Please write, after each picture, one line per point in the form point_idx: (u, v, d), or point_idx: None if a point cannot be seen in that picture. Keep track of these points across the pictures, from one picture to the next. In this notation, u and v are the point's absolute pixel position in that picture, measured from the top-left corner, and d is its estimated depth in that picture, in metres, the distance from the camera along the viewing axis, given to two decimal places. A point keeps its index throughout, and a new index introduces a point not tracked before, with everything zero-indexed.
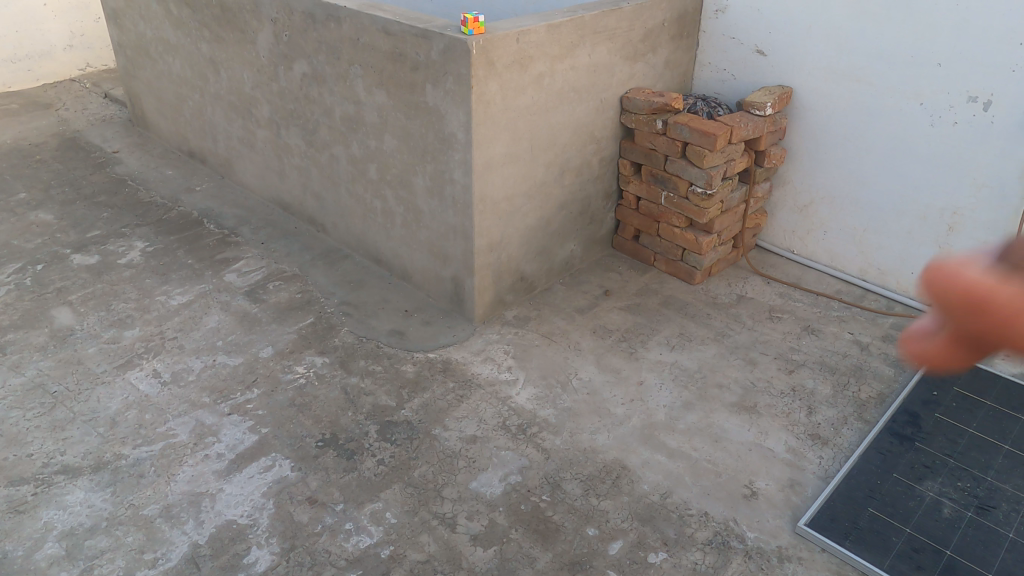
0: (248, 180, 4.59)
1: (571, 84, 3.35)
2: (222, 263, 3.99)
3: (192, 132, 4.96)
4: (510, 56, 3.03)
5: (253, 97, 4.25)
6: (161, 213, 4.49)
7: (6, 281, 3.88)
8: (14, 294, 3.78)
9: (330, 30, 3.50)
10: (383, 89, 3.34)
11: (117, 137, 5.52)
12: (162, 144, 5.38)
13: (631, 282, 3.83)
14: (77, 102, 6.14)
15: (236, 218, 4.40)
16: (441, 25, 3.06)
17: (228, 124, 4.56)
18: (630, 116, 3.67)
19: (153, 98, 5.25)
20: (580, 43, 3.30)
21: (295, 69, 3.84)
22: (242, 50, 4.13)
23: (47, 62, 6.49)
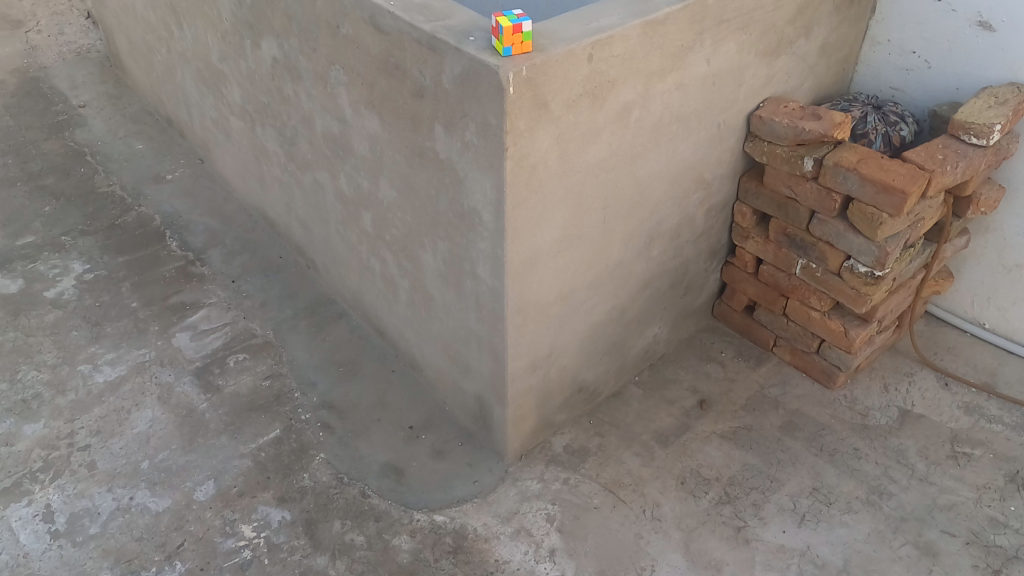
0: (229, 174, 3.32)
1: (676, 111, 1.96)
2: (177, 311, 2.84)
3: (166, 95, 3.58)
4: (576, 86, 1.67)
5: (219, 71, 2.87)
6: (116, 214, 3.24)
7: None
8: None
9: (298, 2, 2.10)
10: (374, 112, 2.02)
11: (87, 80, 4.07)
12: (133, 100, 3.93)
13: (740, 381, 2.55)
14: (50, 20, 4.59)
15: (206, 232, 3.19)
16: (463, 22, 1.69)
17: (199, 97, 3.20)
18: (761, 144, 2.22)
19: (122, 35, 3.81)
20: (696, 44, 1.87)
21: (260, 48, 2.45)
22: (201, 4, 2.73)
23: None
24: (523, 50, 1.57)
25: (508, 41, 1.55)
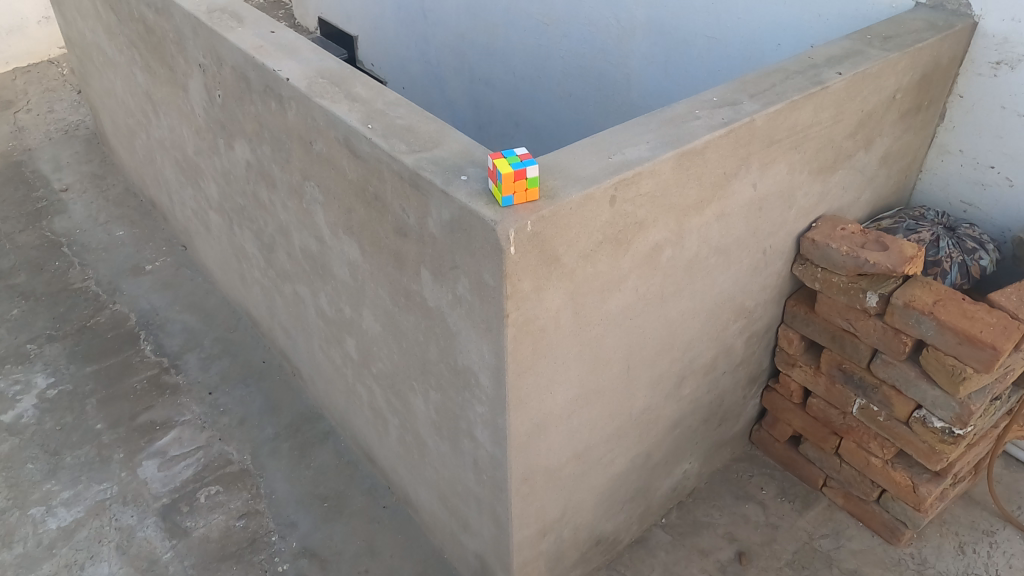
0: (210, 264, 2.97)
1: (714, 242, 1.66)
2: (144, 432, 2.52)
3: (148, 178, 3.29)
4: (595, 233, 1.36)
5: (196, 165, 2.58)
6: (87, 313, 2.97)
7: None
8: None
9: (271, 112, 1.79)
10: (354, 237, 1.70)
11: (74, 159, 3.81)
12: (119, 179, 3.65)
13: (785, 525, 2.20)
14: (42, 100, 4.27)
15: (184, 333, 2.86)
16: (455, 155, 1.38)
17: (179, 186, 2.90)
18: (812, 270, 1.95)
19: (106, 113, 3.52)
20: (740, 170, 1.59)
21: (235, 151, 2.15)
22: (174, 95, 2.44)
23: (13, 39, 4.53)
24: (528, 198, 1.26)
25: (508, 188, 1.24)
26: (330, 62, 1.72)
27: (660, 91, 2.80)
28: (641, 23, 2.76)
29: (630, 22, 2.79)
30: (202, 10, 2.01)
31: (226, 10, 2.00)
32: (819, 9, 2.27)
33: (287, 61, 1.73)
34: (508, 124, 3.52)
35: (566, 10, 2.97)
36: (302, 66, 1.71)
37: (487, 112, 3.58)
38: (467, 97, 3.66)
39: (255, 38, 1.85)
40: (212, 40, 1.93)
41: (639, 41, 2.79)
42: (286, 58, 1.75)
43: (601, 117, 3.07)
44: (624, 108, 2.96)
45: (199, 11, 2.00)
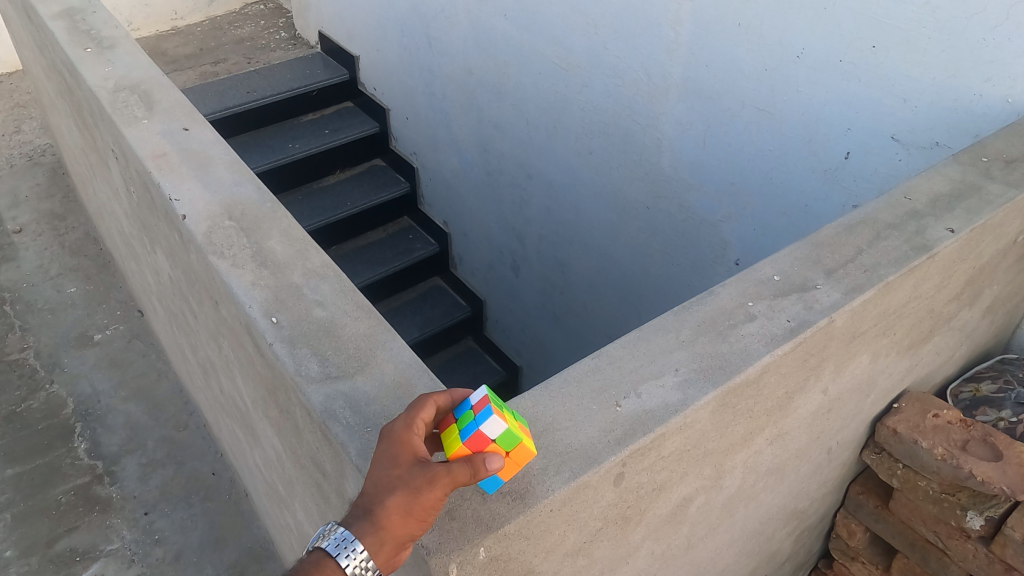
0: (164, 346, 2.55)
1: (765, 467, 1.19)
2: (61, 564, 2.09)
3: (104, 232, 2.87)
4: (591, 523, 0.90)
5: (134, 247, 2.15)
6: (19, 396, 2.54)
7: None
8: None
9: (178, 246, 1.36)
10: (272, 429, 1.27)
11: (34, 194, 3.30)
12: (80, 219, 3.18)
13: None
14: (10, 118, 3.67)
15: (126, 429, 2.44)
16: (386, 389, 0.93)
17: (126, 256, 2.47)
18: (890, 463, 1.44)
19: (65, 149, 3.10)
20: (808, 381, 1.11)
21: (160, 261, 1.73)
22: (103, 169, 2.01)
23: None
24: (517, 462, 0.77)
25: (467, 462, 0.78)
26: (246, 191, 1.27)
27: (696, 164, 2.29)
28: (676, 82, 2.21)
29: (663, 80, 2.25)
30: (108, 87, 1.57)
31: (139, 90, 1.56)
32: (906, 93, 1.72)
33: (190, 184, 1.29)
34: (519, 175, 3.02)
35: (587, 56, 2.43)
36: (208, 194, 1.27)
37: (497, 158, 3.09)
38: (475, 138, 3.16)
39: (160, 140, 1.41)
40: (117, 135, 1.50)
41: (673, 103, 2.26)
42: (190, 178, 1.31)
43: (625, 183, 2.55)
44: (652, 178, 2.45)
45: (103, 90, 1.57)
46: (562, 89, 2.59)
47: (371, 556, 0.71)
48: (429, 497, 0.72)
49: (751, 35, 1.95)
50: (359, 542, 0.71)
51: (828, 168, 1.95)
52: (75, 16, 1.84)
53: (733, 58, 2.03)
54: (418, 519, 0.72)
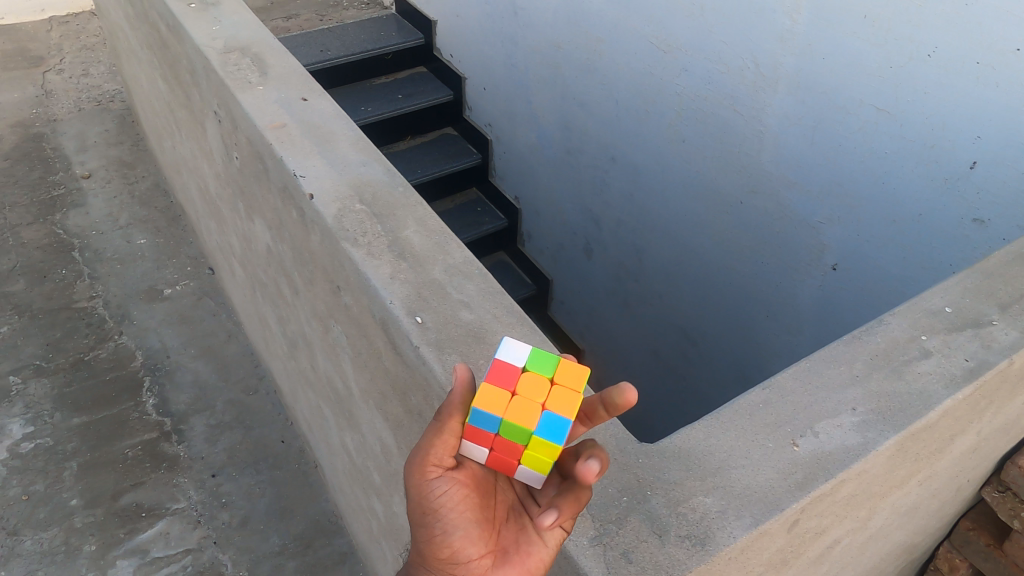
0: (235, 307, 2.54)
1: (904, 507, 1.12)
2: (126, 520, 2.08)
3: (176, 185, 2.83)
4: (757, 568, 0.83)
5: (218, 207, 2.11)
6: (86, 344, 2.51)
7: None
8: None
9: (294, 222, 1.31)
10: (384, 422, 1.23)
11: (103, 138, 3.23)
12: (150, 169, 3.14)
13: None
14: (77, 60, 3.60)
15: (195, 388, 2.43)
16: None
17: (203, 214, 2.44)
18: (1014, 503, 1.37)
19: (138, 97, 3.04)
20: (968, 424, 1.03)
21: (257, 230, 1.69)
22: (194, 127, 1.96)
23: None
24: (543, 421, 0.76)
25: (492, 427, 0.76)
26: (374, 172, 1.21)
27: (798, 162, 2.15)
28: (786, 73, 2.05)
29: (771, 70, 2.09)
30: (216, 47, 1.49)
31: (250, 51, 1.49)
32: None
33: (314, 160, 1.23)
34: (602, 157, 2.94)
35: (689, 40, 2.30)
36: (334, 173, 1.21)
37: (579, 137, 2.99)
38: (556, 114, 3.07)
39: (278, 109, 1.35)
40: (226, 97, 1.43)
41: (780, 96, 2.10)
42: (314, 153, 1.24)
43: (717, 175, 2.44)
44: (748, 171, 2.32)
45: (212, 50, 1.49)
46: (659, 72, 2.46)
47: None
48: (430, 501, 0.74)
49: (877, 28, 1.78)
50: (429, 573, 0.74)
51: (948, 177, 1.79)
52: None
53: (852, 52, 1.86)
54: (440, 534, 0.74)
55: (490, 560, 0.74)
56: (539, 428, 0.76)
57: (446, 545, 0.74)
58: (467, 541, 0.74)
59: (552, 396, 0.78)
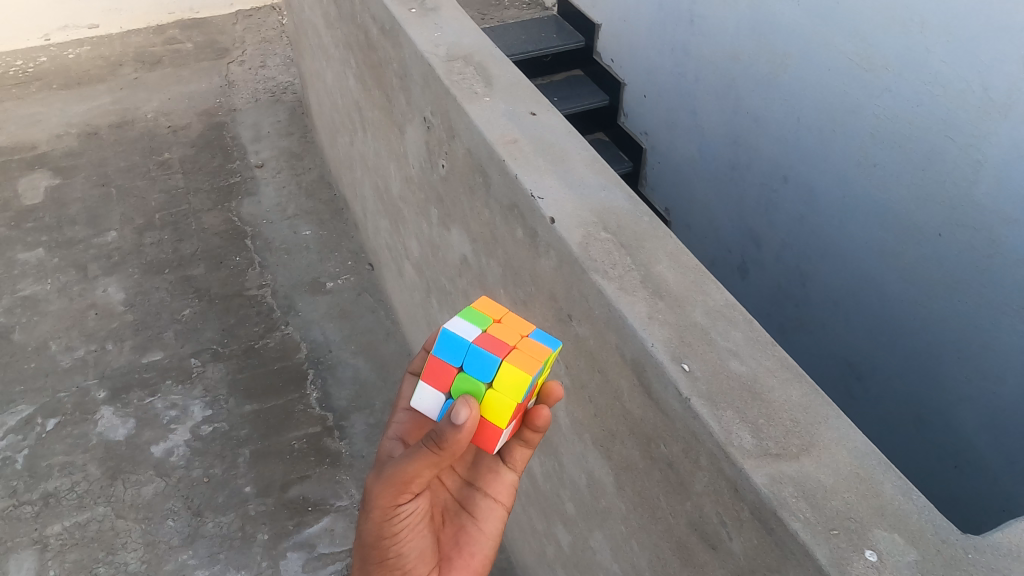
0: (399, 307, 2.56)
1: None
2: (291, 512, 2.18)
3: (343, 180, 2.87)
4: None
5: (399, 210, 2.11)
6: (255, 333, 2.60)
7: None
8: None
9: (517, 243, 1.29)
10: (607, 460, 1.21)
11: (276, 129, 3.33)
12: (316, 161, 3.20)
13: None
14: (257, 52, 3.75)
15: (356, 385, 2.47)
16: (845, 480, 0.85)
17: (376, 214, 2.46)
18: None
19: (313, 92, 3.11)
20: None
21: (454, 240, 1.68)
22: (388, 131, 1.96)
23: None
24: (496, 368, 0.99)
25: (453, 360, 0.99)
26: (616, 200, 1.19)
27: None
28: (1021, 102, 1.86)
29: (1003, 96, 1.89)
30: (440, 54, 1.48)
31: (473, 60, 1.47)
32: None
33: (552, 180, 1.20)
34: (773, 177, 2.75)
35: (899, 58, 2.12)
36: (573, 197, 1.18)
37: (749, 153, 2.83)
38: (725, 127, 2.91)
39: (506, 122, 1.31)
40: (450, 107, 1.41)
41: (1008, 127, 1.91)
42: (550, 173, 1.22)
43: (913, 207, 2.22)
44: (954, 204, 2.10)
45: (435, 57, 1.48)
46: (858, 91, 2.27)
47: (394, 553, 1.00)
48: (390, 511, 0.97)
49: None
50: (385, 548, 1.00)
51: None
52: None
53: None
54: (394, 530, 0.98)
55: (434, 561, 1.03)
56: (489, 366, 0.97)
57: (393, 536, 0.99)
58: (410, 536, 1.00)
59: (507, 351, 0.98)
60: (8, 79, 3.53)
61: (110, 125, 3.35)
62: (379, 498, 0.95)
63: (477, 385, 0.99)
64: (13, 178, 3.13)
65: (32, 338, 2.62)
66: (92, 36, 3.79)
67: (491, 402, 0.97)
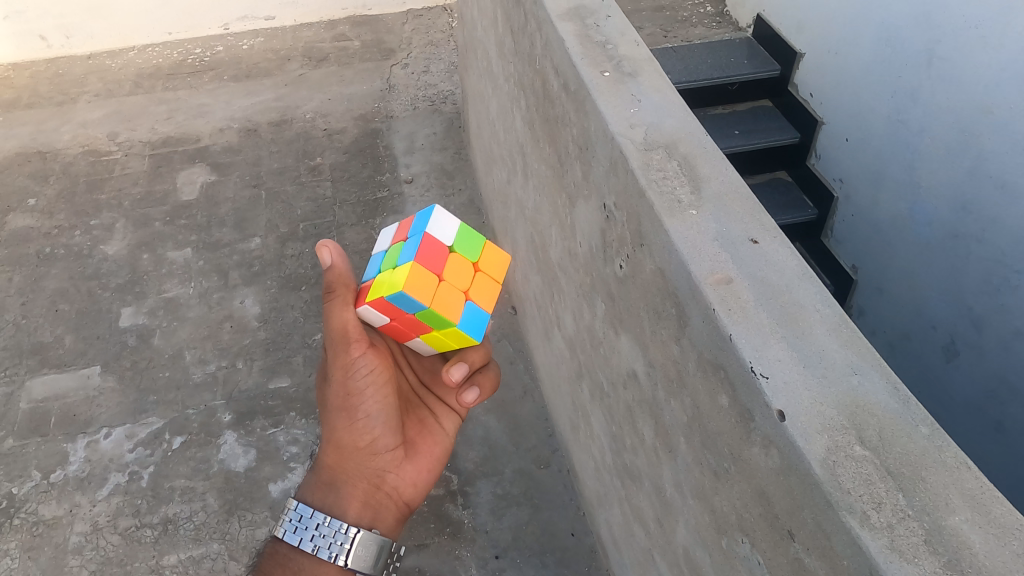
0: (540, 365, 2.28)
1: None
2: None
3: (494, 211, 2.62)
4: None
5: (556, 275, 1.83)
6: None
7: (127, 456, 2.32)
8: (114, 507, 2.22)
9: (719, 409, 1.00)
10: None
11: (431, 142, 3.15)
12: (467, 182, 2.98)
13: None
14: (422, 56, 3.65)
15: (484, 446, 2.22)
16: None
17: (527, 262, 2.19)
18: None
19: (472, 107, 2.87)
20: None
21: (624, 347, 1.40)
22: (556, 190, 1.69)
23: None
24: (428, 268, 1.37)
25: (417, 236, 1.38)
26: (874, 390, 0.87)
27: None
28: None
29: None
30: (636, 139, 1.25)
31: (677, 152, 1.21)
32: None
33: (781, 351, 0.90)
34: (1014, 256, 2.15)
35: None
36: (809, 377, 0.88)
37: (982, 222, 2.23)
38: (952, 187, 2.31)
39: (718, 249, 1.03)
40: (645, 213, 1.15)
41: None
42: (776, 336, 0.92)
43: None
44: None
45: (630, 142, 1.24)
46: None
47: (344, 428, 1.45)
48: (350, 381, 1.42)
49: None
50: (350, 426, 1.45)
51: None
52: (585, 19, 1.58)
53: None
54: (353, 408, 1.43)
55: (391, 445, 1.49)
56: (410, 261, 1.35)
57: (362, 420, 1.45)
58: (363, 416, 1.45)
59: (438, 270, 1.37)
60: (186, 66, 3.76)
61: (270, 122, 3.32)
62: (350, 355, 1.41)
63: (396, 261, 1.39)
64: (175, 171, 3.16)
65: (169, 344, 2.56)
66: (268, 28, 3.96)
67: (382, 286, 1.36)
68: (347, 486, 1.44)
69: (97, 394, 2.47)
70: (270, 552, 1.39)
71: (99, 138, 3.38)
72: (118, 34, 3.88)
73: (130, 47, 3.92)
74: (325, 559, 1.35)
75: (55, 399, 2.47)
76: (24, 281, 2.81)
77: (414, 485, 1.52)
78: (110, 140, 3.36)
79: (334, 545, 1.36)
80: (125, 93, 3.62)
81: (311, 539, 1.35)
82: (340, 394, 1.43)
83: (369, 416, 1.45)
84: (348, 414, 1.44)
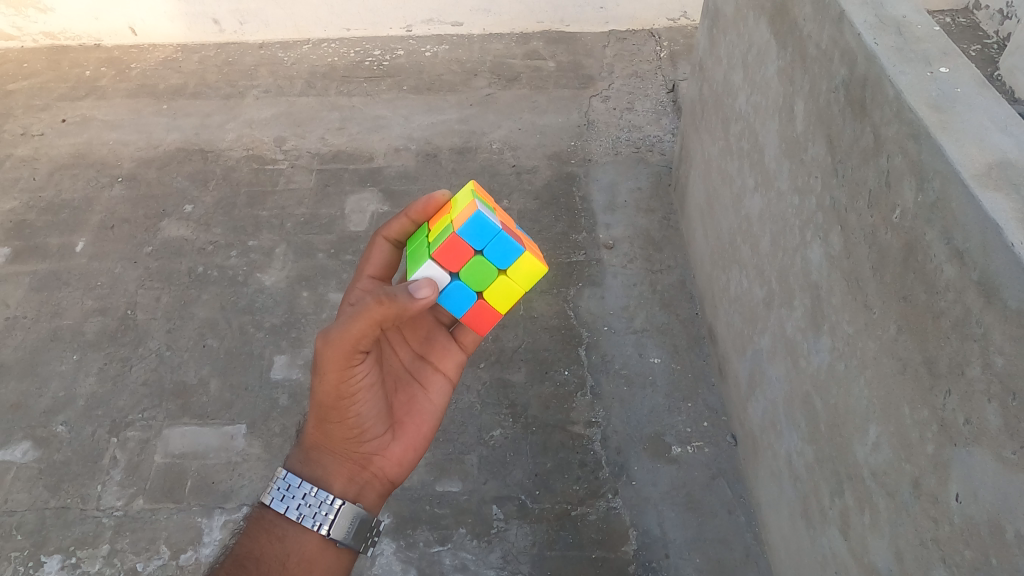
0: (774, 531, 1.83)
1: None
2: None
3: (722, 314, 2.16)
4: None
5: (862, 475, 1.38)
6: (573, 495, 2.01)
7: None
8: None
9: None
10: None
11: (636, 200, 2.72)
12: (678, 257, 2.53)
13: None
14: (625, 89, 3.21)
15: None
16: None
17: (782, 410, 1.74)
18: None
19: (697, 175, 2.41)
20: None
21: None
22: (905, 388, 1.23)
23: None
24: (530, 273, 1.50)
25: (476, 244, 1.40)
26: None
27: None
28: None
29: None
30: None
31: None
32: None
33: None
34: None
35: None
36: None
37: None
38: None
39: None
40: None
41: None
42: None
43: None
44: None
45: None
46: None
47: (333, 419, 1.41)
48: (344, 384, 1.37)
49: None
50: (338, 417, 1.41)
51: None
52: (1016, 184, 1.02)
53: None
54: (347, 399, 1.40)
55: (378, 425, 1.48)
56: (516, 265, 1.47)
57: (354, 408, 1.41)
58: (355, 407, 1.41)
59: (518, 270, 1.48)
60: (363, 70, 3.45)
61: (452, 148, 2.98)
62: (336, 359, 1.34)
63: (488, 263, 1.45)
64: (344, 195, 2.85)
65: None
66: (453, 35, 3.60)
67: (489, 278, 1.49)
68: (334, 465, 1.44)
69: (240, 461, 2.16)
70: (257, 517, 1.41)
71: (264, 143, 3.12)
72: (294, 25, 3.65)
73: (305, 40, 3.69)
74: (309, 527, 1.37)
75: (194, 458, 2.17)
76: (172, 302, 2.55)
77: (401, 464, 1.51)
78: (277, 146, 3.10)
79: (318, 515, 1.37)
80: (296, 92, 3.36)
81: (296, 508, 1.37)
82: (330, 391, 1.37)
83: (360, 405, 1.42)
84: (338, 407, 1.39)
